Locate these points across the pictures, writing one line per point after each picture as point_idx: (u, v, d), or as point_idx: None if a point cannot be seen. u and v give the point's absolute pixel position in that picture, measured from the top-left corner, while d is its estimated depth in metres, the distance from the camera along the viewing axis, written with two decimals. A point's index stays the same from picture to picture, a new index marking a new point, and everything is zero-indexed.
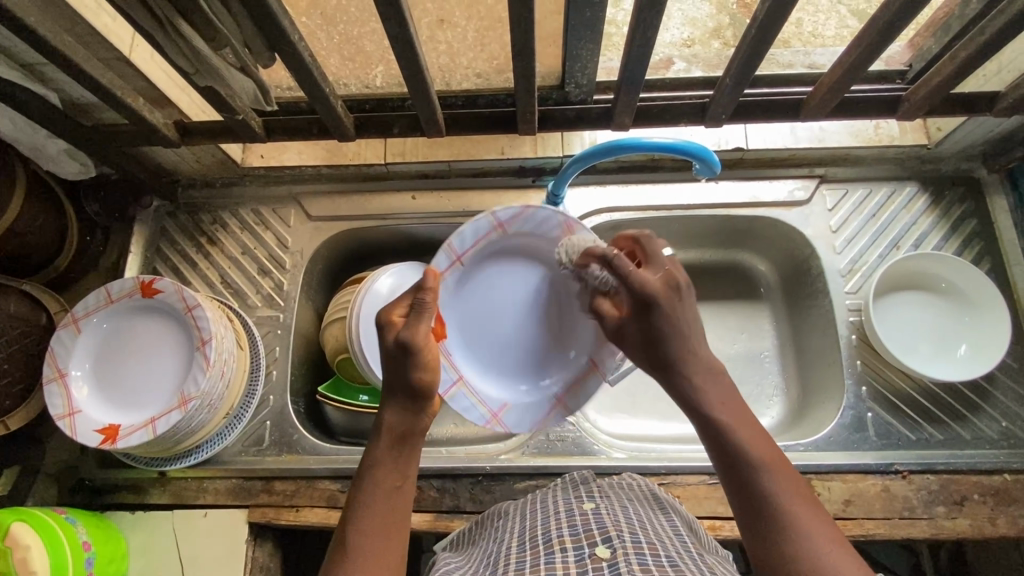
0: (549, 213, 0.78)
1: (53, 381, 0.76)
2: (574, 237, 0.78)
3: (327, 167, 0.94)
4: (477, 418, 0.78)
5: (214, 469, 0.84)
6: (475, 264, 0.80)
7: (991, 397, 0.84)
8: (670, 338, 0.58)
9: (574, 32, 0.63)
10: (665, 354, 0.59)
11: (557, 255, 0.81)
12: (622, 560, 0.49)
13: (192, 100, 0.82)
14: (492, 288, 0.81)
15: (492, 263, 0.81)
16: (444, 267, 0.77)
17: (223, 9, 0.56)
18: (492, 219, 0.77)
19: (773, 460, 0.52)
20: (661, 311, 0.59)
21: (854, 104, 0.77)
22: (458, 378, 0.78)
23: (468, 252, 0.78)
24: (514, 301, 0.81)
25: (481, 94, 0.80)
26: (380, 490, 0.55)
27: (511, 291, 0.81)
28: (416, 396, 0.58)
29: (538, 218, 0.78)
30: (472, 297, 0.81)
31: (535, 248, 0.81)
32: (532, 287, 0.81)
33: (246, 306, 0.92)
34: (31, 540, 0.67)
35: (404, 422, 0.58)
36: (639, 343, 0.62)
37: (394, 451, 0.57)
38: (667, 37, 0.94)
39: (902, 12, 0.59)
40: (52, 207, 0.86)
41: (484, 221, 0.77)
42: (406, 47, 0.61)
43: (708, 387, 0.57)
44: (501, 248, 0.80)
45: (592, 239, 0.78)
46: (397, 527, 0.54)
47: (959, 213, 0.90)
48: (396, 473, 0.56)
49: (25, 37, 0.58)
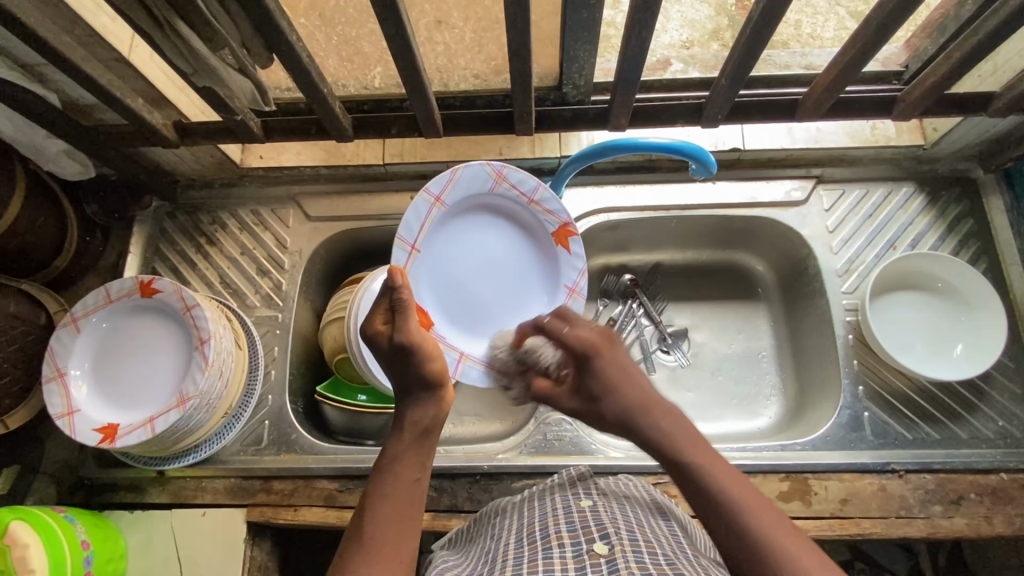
0: (477, 167, 0.75)
1: (52, 380, 0.77)
2: (510, 181, 0.77)
3: (325, 168, 0.95)
4: (496, 384, 0.77)
5: (212, 468, 0.84)
6: (429, 246, 0.75)
7: (988, 397, 0.84)
8: (614, 388, 0.61)
9: (570, 33, 0.63)
10: (619, 407, 0.60)
11: (502, 203, 0.79)
12: (620, 558, 0.49)
13: (191, 101, 0.82)
14: (456, 259, 0.78)
15: (444, 237, 0.77)
16: (403, 262, 0.73)
17: (221, 10, 0.56)
18: (428, 196, 0.73)
19: (750, 497, 0.50)
20: (602, 360, 0.63)
21: (850, 104, 0.77)
22: (461, 354, 0.76)
23: (419, 238, 0.74)
24: (481, 262, 0.79)
25: (479, 95, 0.81)
26: (400, 482, 0.55)
27: (472, 254, 0.78)
28: (433, 388, 0.61)
29: (469, 176, 0.75)
30: (438, 274, 0.77)
31: (478, 205, 0.78)
32: (489, 240, 0.79)
33: (245, 306, 0.92)
34: (30, 538, 0.68)
35: (426, 416, 0.60)
36: (591, 404, 0.62)
37: (416, 442, 0.58)
38: (665, 39, 0.95)
39: (895, 14, 0.60)
40: (51, 207, 0.86)
41: (421, 200, 0.73)
42: (403, 48, 0.62)
43: (677, 433, 0.56)
44: (447, 219, 0.76)
45: (529, 179, 0.77)
46: (414, 518, 0.54)
47: (955, 214, 0.91)
48: (416, 465, 0.57)
49: (24, 37, 0.58)
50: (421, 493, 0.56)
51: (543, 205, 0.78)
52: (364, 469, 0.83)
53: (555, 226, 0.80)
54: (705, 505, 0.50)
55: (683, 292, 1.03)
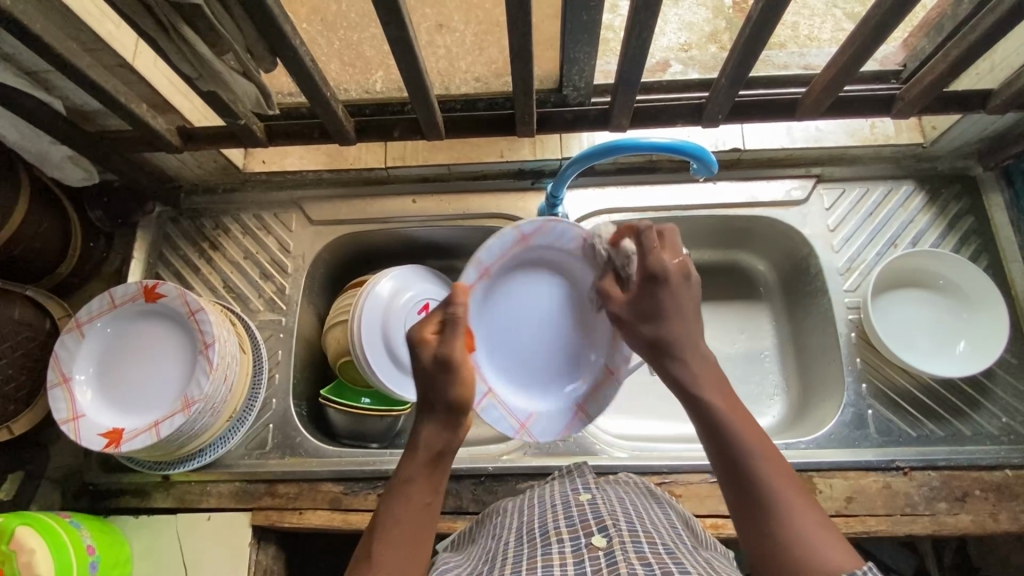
0: (568, 227, 0.76)
1: (57, 385, 0.77)
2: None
3: (328, 171, 0.96)
4: (507, 430, 0.79)
5: (216, 473, 0.84)
6: (499, 277, 0.78)
7: (991, 393, 0.84)
8: (673, 318, 0.65)
9: (571, 35, 0.63)
10: (664, 334, 0.65)
11: (575, 267, 0.80)
12: (618, 550, 0.49)
13: (194, 106, 0.83)
14: (517, 302, 0.80)
15: (513, 277, 0.79)
16: (472, 281, 0.76)
17: (225, 14, 0.57)
18: (518, 232, 0.75)
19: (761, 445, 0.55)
20: (669, 291, 0.66)
21: (848, 103, 0.78)
22: (487, 389, 0.78)
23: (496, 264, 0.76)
24: (540, 317, 0.81)
25: (480, 97, 0.81)
26: (413, 506, 0.56)
27: (532, 305, 0.80)
28: (454, 412, 0.61)
29: (560, 229, 0.76)
30: (496, 307, 0.79)
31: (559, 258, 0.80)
32: (551, 302, 0.81)
33: (248, 311, 0.92)
34: (36, 543, 0.68)
35: (441, 439, 0.60)
36: (636, 321, 0.68)
37: (430, 468, 0.59)
38: (664, 42, 0.95)
39: (892, 12, 0.60)
40: (55, 213, 0.86)
41: (511, 233, 0.75)
42: (406, 51, 0.62)
43: (705, 372, 0.61)
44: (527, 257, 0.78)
45: (609, 251, 0.79)
46: (422, 541, 0.55)
47: (955, 211, 0.91)
48: (428, 490, 0.58)
49: (30, 44, 0.58)
50: (432, 518, 0.57)
51: None
52: (367, 472, 0.84)
53: None
54: (714, 434, 0.57)
55: None
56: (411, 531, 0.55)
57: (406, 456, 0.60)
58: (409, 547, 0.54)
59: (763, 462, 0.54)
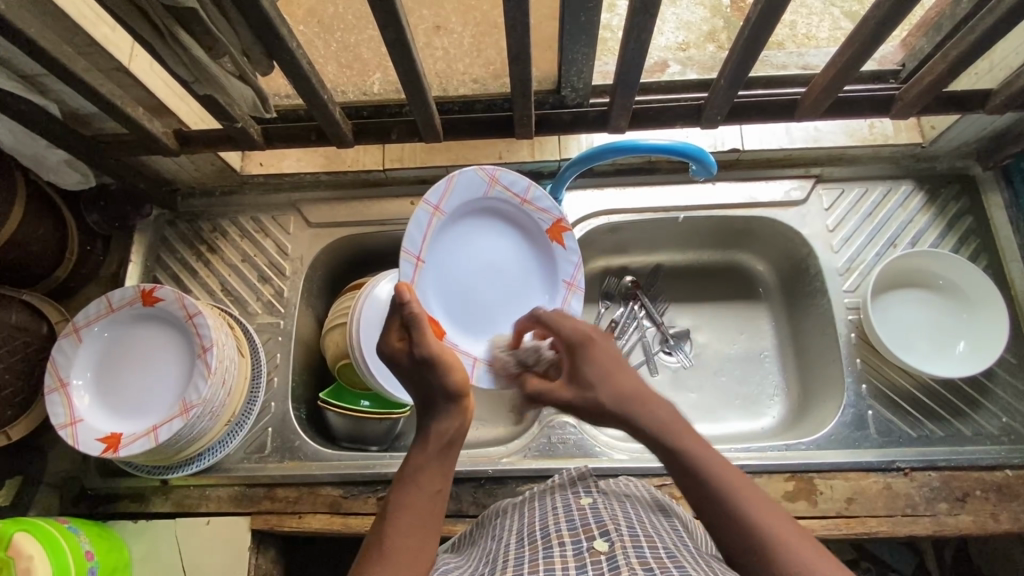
0: (471, 172, 0.76)
1: (54, 391, 0.77)
2: (503, 183, 0.78)
3: (325, 174, 0.95)
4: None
5: (215, 477, 0.84)
6: (432, 254, 0.76)
7: (991, 393, 0.84)
8: (607, 378, 0.61)
9: (569, 37, 0.63)
10: (613, 396, 0.59)
11: (491, 207, 0.81)
12: (620, 555, 0.49)
13: (191, 109, 0.83)
14: (453, 264, 0.79)
15: (447, 245, 0.78)
16: (410, 275, 0.73)
17: (221, 17, 0.56)
18: (428, 206, 0.74)
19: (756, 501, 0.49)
20: (595, 351, 0.64)
21: (847, 104, 0.77)
22: (474, 359, 0.78)
23: (423, 248, 0.75)
24: (483, 267, 0.80)
25: (478, 99, 0.79)
26: (423, 493, 0.56)
27: (471, 259, 0.80)
28: (456, 399, 0.61)
29: (463, 181, 0.76)
30: (441, 280, 0.78)
31: (474, 211, 0.80)
32: (485, 249, 0.80)
33: (246, 314, 0.92)
34: (34, 550, 0.67)
35: (451, 427, 0.60)
36: (581, 393, 0.62)
37: (440, 455, 0.59)
38: (662, 41, 0.95)
39: (891, 14, 0.60)
40: (51, 217, 0.86)
41: (422, 212, 0.73)
42: (403, 53, 0.62)
43: (679, 425, 0.56)
44: (448, 227, 0.77)
45: (519, 179, 0.79)
46: (432, 526, 0.55)
47: (954, 211, 0.91)
48: (438, 476, 0.57)
49: (25, 48, 0.58)
50: (443, 505, 0.57)
51: (535, 203, 0.81)
52: (367, 475, 0.83)
53: (547, 224, 0.82)
54: (711, 502, 0.50)
55: (684, 292, 1.03)
56: (422, 515, 0.55)
57: (416, 445, 0.60)
58: (420, 529, 0.54)
59: (766, 522, 0.48)
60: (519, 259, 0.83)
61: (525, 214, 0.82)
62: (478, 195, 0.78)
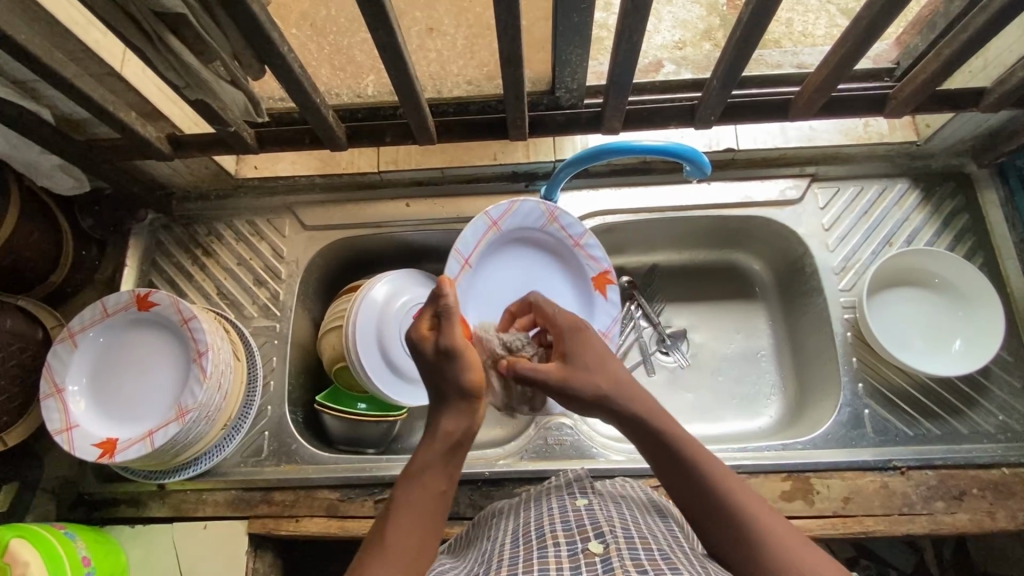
0: (533, 205, 0.85)
1: (50, 397, 0.76)
2: (559, 222, 0.86)
3: (320, 177, 0.95)
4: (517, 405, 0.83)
5: (212, 480, 0.84)
6: (480, 266, 0.86)
7: (988, 391, 0.84)
8: (590, 363, 0.60)
9: (562, 37, 0.63)
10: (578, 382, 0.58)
11: (549, 242, 0.88)
12: (615, 556, 0.49)
13: (184, 113, 0.82)
14: (500, 282, 0.87)
15: (495, 261, 0.87)
16: (455, 272, 0.83)
17: (211, 22, 0.56)
18: (488, 219, 0.84)
19: (720, 470, 0.54)
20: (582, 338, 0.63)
21: (841, 103, 0.77)
22: None
23: (474, 254, 0.84)
24: (528, 290, 0.88)
25: (472, 100, 0.81)
26: (428, 489, 0.55)
27: (517, 280, 0.88)
28: (469, 397, 0.58)
29: (525, 210, 0.84)
30: (483, 293, 0.86)
31: (528, 241, 0.88)
32: (533, 275, 0.88)
33: (242, 317, 0.92)
34: (30, 555, 0.67)
35: (461, 426, 0.58)
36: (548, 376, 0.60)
37: (446, 457, 0.56)
38: (658, 40, 0.95)
39: (884, 12, 0.60)
40: (46, 222, 0.86)
41: (481, 222, 0.83)
42: (395, 57, 0.62)
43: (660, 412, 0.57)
44: (499, 244, 0.87)
45: (577, 223, 0.86)
46: (433, 531, 0.53)
47: (949, 209, 0.91)
48: (442, 478, 0.56)
49: (17, 54, 0.58)
50: (444, 507, 0.55)
51: (586, 249, 0.87)
52: (365, 477, 0.83)
53: (594, 271, 0.88)
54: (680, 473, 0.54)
55: (681, 291, 1.03)
56: (424, 515, 0.54)
57: (423, 442, 0.58)
58: (422, 532, 0.53)
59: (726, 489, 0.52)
60: (559, 292, 0.89)
61: (575, 257, 0.88)
62: (535, 226, 0.87)
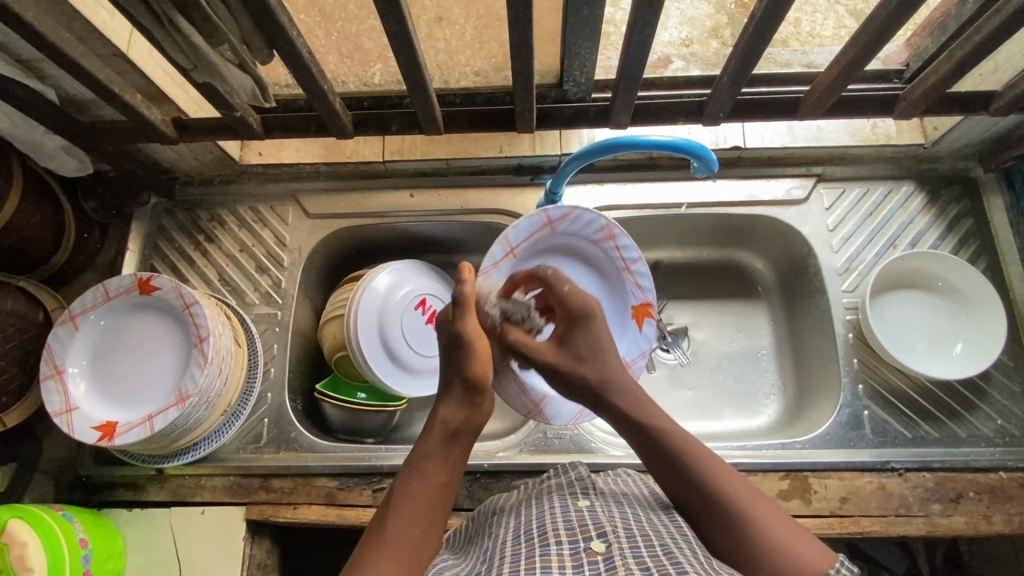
0: (594, 217, 0.84)
1: (50, 378, 0.76)
2: (616, 242, 0.86)
3: (324, 165, 0.95)
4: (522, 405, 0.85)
5: (211, 466, 0.84)
6: (524, 257, 0.87)
7: (987, 395, 0.84)
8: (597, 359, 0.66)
9: (572, 30, 0.63)
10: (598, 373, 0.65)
11: (599, 257, 0.88)
12: (617, 557, 0.49)
13: (190, 97, 0.82)
14: None
15: (541, 257, 0.88)
16: (497, 257, 0.84)
17: (221, 6, 0.56)
18: (545, 216, 0.84)
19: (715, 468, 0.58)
20: (594, 327, 0.68)
21: (851, 103, 0.77)
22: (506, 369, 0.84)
23: (521, 244, 0.85)
24: None
25: (479, 92, 0.80)
26: (427, 482, 0.56)
27: None
28: (471, 390, 0.61)
29: (584, 219, 0.85)
30: None
31: (578, 248, 0.88)
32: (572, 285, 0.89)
33: (244, 304, 0.92)
34: (28, 537, 0.67)
35: (459, 417, 0.60)
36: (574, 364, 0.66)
37: (446, 447, 0.58)
38: (664, 36, 0.94)
39: (898, 12, 0.59)
40: (49, 203, 0.86)
41: (538, 217, 0.84)
42: (404, 44, 0.61)
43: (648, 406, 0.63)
44: (551, 243, 0.87)
45: (633, 248, 0.86)
46: (436, 522, 0.54)
47: (955, 212, 0.91)
48: (444, 469, 0.57)
49: (23, 32, 0.58)
50: (446, 498, 0.56)
51: (635, 276, 0.87)
52: (364, 466, 0.84)
53: (637, 300, 0.88)
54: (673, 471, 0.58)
55: (683, 289, 1.03)
56: (426, 507, 0.54)
57: (424, 435, 0.60)
58: (421, 524, 0.53)
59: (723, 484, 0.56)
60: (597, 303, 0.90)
61: (623, 280, 0.88)
62: (591, 239, 0.87)
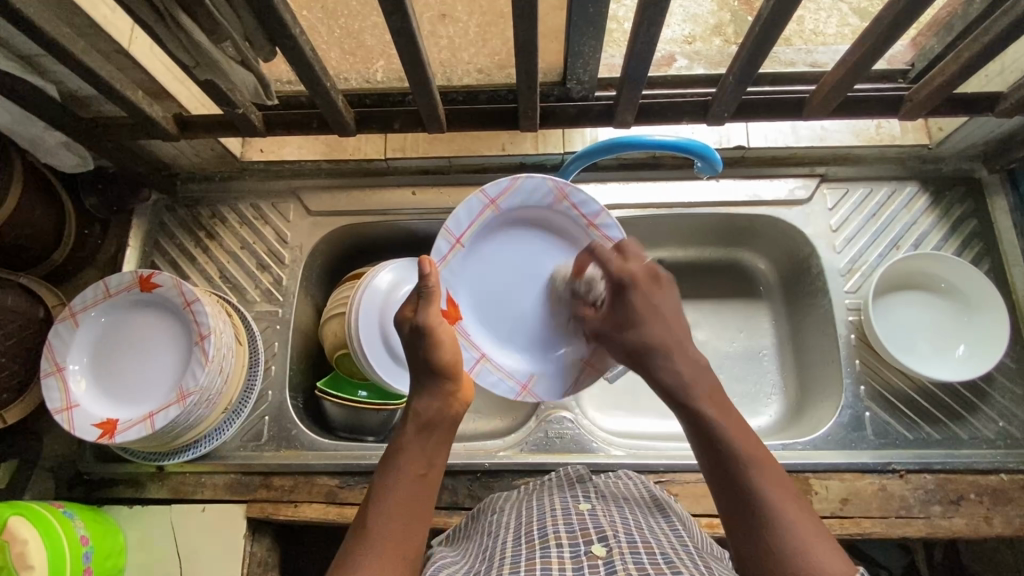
0: (538, 181, 0.78)
1: (51, 375, 0.76)
2: (571, 200, 0.79)
3: (327, 162, 0.95)
4: (507, 391, 0.80)
5: (211, 464, 0.84)
6: (474, 244, 0.79)
7: (989, 397, 0.84)
8: (645, 323, 0.66)
9: (577, 28, 0.62)
10: (643, 338, 0.66)
11: (553, 220, 0.82)
12: (618, 560, 0.49)
13: (191, 93, 0.82)
14: (497, 262, 0.81)
15: (493, 239, 0.81)
16: (445, 251, 0.77)
17: (223, 2, 0.56)
18: (484, 197, 0.77)
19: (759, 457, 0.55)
20: (637, 296, 0.68)
21: (857, 103, 0.77)
22: (480, 355, 0.80)
23: (466, 233, 0.78)
24: (527, 269, 0.82)
25: (482, 90, 0.80)
26: (406, 475, 0.56)
27: (516, 263, 0.82)
28: (442, 379, 0.61)
29: (527, 186, 0.78)
30: (476, 274, 0.81)
31: (531, 221, 0.82)
32: (534, 257, 0.82)
33: (245, 301, 0.92)
34: (28, 534, 0.67)
35: (432, 407, 0.60)
36: (616, 332, 0.69)
37: (421, 437, 0.58)
38: (668, 34, 0.93)
39: (905, 13, 0.59)
40: (49, 200, 0.85)
41: (477, 200, 0.77)
42: (408, 42, 0.61)
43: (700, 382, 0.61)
44: (500, 223, 0.80)
45: (590, 200, 0.79)
46: (419, 514, 0.54)
47: (958, 213, 0.91)
48: (422, 460, 0.57)
49: (24, 28, 0.57)
50: (427, 490, 0.56)
51: (602, 230, 0.81)
52: (364, 465, 0.83)
53: None
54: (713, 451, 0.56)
55: (685, 289, 1.02)
56: (406, 501, 0.54)
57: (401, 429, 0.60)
58: (403, 517, 0.53)
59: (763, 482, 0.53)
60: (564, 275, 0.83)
61: (587, 238, 0.82)
62: (543, 204, 0.80)
